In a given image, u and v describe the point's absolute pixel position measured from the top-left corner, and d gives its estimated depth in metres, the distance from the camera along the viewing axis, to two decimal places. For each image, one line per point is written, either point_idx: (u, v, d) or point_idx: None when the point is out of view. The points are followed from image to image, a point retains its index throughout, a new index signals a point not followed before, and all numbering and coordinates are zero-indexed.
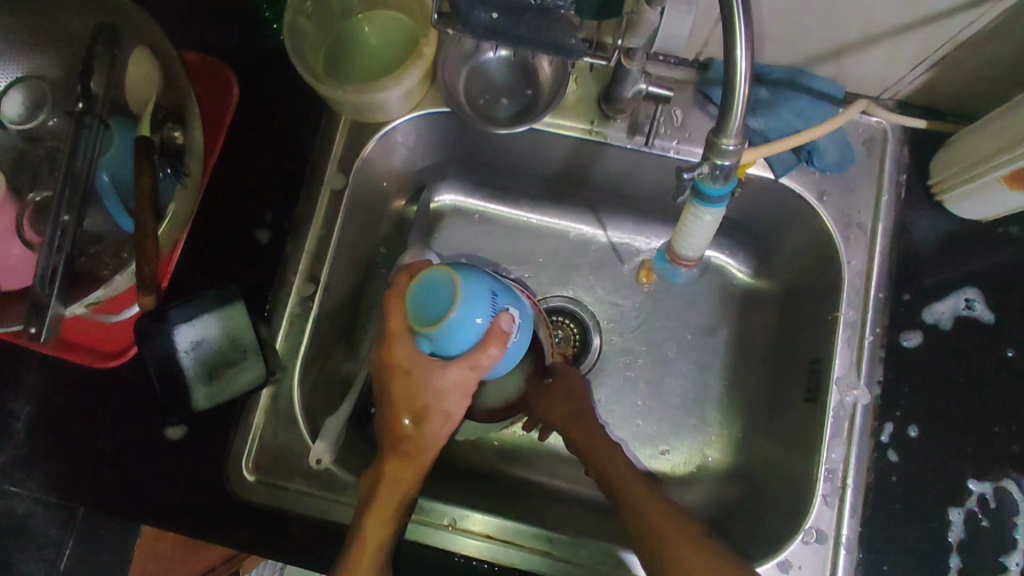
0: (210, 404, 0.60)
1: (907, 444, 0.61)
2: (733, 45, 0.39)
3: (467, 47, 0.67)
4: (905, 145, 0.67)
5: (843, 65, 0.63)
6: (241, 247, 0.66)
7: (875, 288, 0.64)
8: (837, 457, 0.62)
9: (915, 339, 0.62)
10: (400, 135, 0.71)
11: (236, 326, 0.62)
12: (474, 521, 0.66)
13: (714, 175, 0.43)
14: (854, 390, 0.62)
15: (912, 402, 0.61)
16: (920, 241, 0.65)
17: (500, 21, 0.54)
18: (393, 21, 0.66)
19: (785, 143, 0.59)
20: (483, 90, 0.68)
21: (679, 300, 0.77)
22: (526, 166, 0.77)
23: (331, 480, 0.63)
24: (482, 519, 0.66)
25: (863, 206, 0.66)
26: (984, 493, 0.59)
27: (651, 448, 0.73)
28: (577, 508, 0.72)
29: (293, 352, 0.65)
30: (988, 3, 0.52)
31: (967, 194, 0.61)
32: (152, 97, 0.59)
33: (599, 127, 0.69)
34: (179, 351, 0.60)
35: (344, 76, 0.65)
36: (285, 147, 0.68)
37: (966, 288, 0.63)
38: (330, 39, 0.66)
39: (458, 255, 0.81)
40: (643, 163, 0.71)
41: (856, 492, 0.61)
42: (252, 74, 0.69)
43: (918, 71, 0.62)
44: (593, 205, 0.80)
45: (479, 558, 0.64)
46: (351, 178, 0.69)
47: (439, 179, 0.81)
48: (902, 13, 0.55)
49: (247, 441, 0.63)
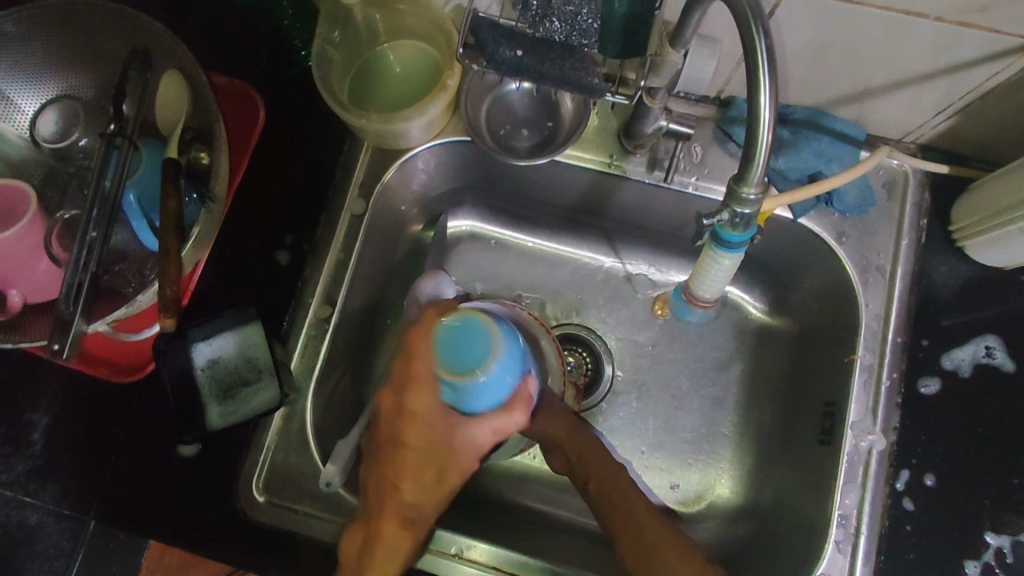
0: (223, 422, 0.61)
1: (923, 493, 0.59)
2: (756, 92, 0.39)
3: (491, 80, 0.68)
4: (926, 189, 0.66)
5: (866, 108, 0.63)
6: (261, 268, 0.67)
7: (893, 332, 0.64)
8: (851, 503, 0.61)
9: (933, 386, 0.62)
10: (422, 161, 0.72)
11: (252, 346, 0.63)
12: (474, 550, 0.65)
13: (733, 222, 0.43)
14: (869, 435, 0.62)
15: (929, 451, 0.60)
16: (940, 286, 0.64)
17: (524, 58, 0.57)
18: (419, 51, 0.67)
19: (805, 191, 0.58)
20: (505, 121, 0.69)
21: (694, 335, 0.76)
22: (545, 196, 0.78)
23: (339, 504, 0.64)
24: (481, 548, 0.66)
25: (882, 249, 0.66)
26: (1002, 547, 0.57)
27: (660, 481, 0.72)
28: (584, 540, 0.71)
29: (308, 373, 0.66)
30: (1015, 55, 0.52)
31: (989, 242, 0.61)
32: (180, 119, 0.61)
33: (618, 161, 0.69)
34: (195, 367, 0.61)
35: (369, 104, 0.66)
36: (309, 170, 0.69)
37: (987, 335, 0.62)
38: (357, 67, 0.67)
39: (474, 280, 0.82)
40: (662, 198, 0.71)
41: (869, 540, 0.60)
42: (280, 99, 0.70)
43: (942, 116, 0.62)
44: (610, 236, 0.80)
45: None
46: (371, 203, 0.70)
47: (458, 205, 0.81)
48: (927, 61, 0.55)
49: (258, 461, 0.64)
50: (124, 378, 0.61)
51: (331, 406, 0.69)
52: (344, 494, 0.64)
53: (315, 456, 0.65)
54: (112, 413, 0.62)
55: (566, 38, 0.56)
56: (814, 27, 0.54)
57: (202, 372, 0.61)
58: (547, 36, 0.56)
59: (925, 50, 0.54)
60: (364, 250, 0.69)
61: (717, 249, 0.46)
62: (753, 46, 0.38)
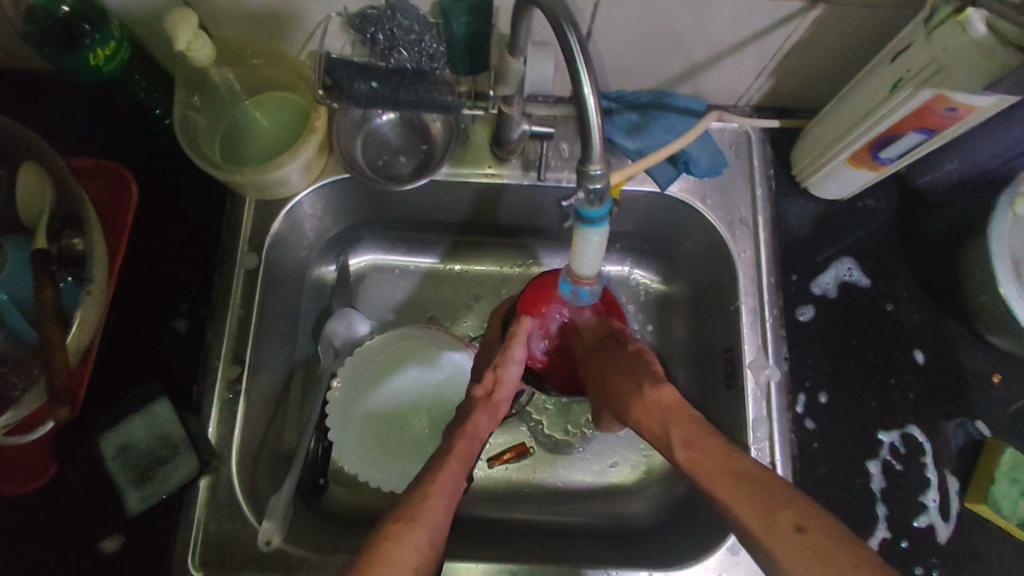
0: (144, 505, 0.60)
1: (820, 409, 0.66)
2: (576, 66, 0.43)
3: (357, 115, 0.70)
4: (766, 143, 0.73)
5: (698, 82, 0.70)
6: (158, 342, 0.67)
7: (767, 274, 0.69)
8: (763, 435, 0.64)
9: (809, 312, 0.68)
10: (308, 206, 0.74)
11: (162, 424, 0.62)
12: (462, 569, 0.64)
13: (590, 199, 0.47)
14: (766, 369, 0.66)
15: (817, 369, 0.67)
16: (797, 226, 0.72)
17: (381, 89, 0.61)
18: (282, 100, 0.69)
19: (645, 160, 0.64)
20: (379, 152, 0.72)
21: (618, 287, 0.81)
22: (436, 217, 0.81)
23: (285, 560, 0.62)
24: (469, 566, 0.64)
25: (741, 203, 0.72)
26: (894, 441, 0.65)
27: (600, 463, 0.78)
28: (537, 532, 0.74)
29: (226, 438, 0.65)
30: (795, 19, 0.59)
31: (824, 178, 0.68)
32: (44, 209, 0.59)
33: (496, 170, 0.73)
34: (105, 458, 0.60)
35: (240, 158, 0.68)
36: (193, 239, 0.71)
37: (844, 259, 0.70)
38: (223, 123, 0.68)
39: (384, 310, 0.83)
40: (542, 196, 0.76)
41: (784, 465, 0.64)
42: (152, 173, 0.71)
43: (762, 78, 0.69)
44: (510, 239, 0.84)
45: None
46: (264, 256, 0.70)
47: (355, 243, 0.83)
48: (731, 33, 0.62)
49: (190, 538, 0.62)
50: (25, 485, 0.61)
51: (446, 438, 0.63)
52: (289, 549, 0.63)
53: (249, 516, 0.63)
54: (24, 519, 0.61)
55: (417, 64, 0.60)
56: (631, 16, 0.60)
57: (114, 460, 0.60)
58: (399, 65, 0.60)
59: (729, 24, 0.61)
60: (263, 302, 0.70)
61: (583, 227, 0.50)
62: (565, 37, 0.43)
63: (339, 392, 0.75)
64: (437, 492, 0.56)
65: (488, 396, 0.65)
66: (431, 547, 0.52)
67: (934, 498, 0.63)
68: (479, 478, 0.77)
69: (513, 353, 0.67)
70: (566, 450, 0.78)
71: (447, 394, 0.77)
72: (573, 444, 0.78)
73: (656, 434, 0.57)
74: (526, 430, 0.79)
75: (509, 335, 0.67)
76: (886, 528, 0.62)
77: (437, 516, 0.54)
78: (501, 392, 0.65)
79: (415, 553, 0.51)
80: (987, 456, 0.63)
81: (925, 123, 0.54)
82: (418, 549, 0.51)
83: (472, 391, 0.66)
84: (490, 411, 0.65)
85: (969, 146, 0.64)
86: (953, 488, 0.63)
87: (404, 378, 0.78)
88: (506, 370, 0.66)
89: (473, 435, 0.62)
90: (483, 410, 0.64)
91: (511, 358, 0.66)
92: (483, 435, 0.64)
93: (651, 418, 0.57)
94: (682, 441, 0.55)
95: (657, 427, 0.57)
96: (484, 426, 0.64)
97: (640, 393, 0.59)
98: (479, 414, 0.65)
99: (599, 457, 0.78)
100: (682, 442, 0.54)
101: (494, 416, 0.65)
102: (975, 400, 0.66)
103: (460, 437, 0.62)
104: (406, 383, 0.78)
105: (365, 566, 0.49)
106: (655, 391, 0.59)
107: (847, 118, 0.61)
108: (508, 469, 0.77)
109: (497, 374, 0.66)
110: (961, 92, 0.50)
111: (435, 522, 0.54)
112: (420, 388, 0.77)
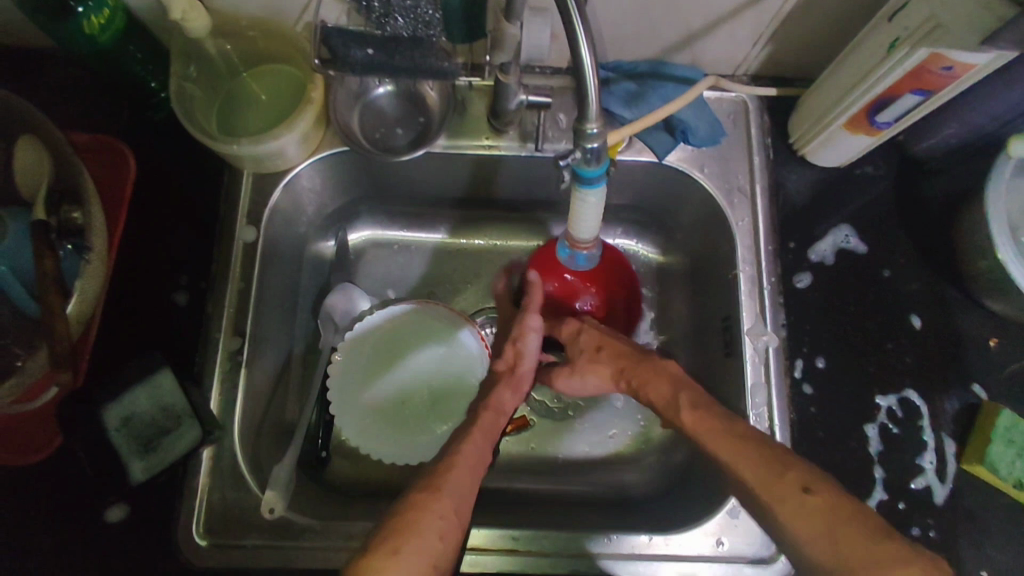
0: (148, 476, 0.60)
1: (818, 374, 0.66)
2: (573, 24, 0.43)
3: (354, 87, 0.70)
4: (764, 112, 0.73)
5: (695, 50, 0.70)
6: (159, 315, 0.68)
7: (765, 243, 0.69)
8: (761, 401, 0.65)
9: (806, 279, 0.69)
10: (306, 180, 0.74)
11: (164, 395, 0.62)
12: (476, 536, 0.64)
13: (587, 159, 0.48)
14: (764, 335, 0.66)
15: (814, 336, 0.67)
16: (795, 194, 0.72)
17: (376, 56, 0.59)
18: (279, 73, 0.69)
19: (641, 122, 0.64)
20: (377, 125, 0.72)
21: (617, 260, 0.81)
22: (434, 191, 0.81)
23: (288, 528, 0.63)
24: (482, 533, 0.64)
25: (739, 171, 0.71)
26: (891, 406, 0.65)
27: (600, 434, 0.78)
28: (538, 502, 0.74)
29: (227, 409, 0.66)
30: None
31: (822, 145, 0.68)
32: (43, 182, 0.58)
33: (493, 142, 0.73)
34: (108, 429, 0.60)
35: (237, 131, 0.68)
36: (192, 212, 0.71)
37: (842, 226, 0.71)
38: (220, 97, 0.69)
39: (383, 285, 0.84)
40: (540, 168, 0.75)
41: (783, 430, 0.64)
42: (150, 148, 0.72)
43: (759, 46, 0.69)
44: (509, 213, 0.85)
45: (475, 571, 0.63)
46: (263, 230, 0.70)
47: (354, 218, 0.83)
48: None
49: (194, 507, 0.63)
50: (33, 455, 0.61)
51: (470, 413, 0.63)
52: (292, 518, 0.63)
53: (252, 485, 0.64)
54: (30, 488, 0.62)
55: (413, 32, 0.60)
56: None
57: (117, 430, 0.60)
58: (394, 33, 0.59)
59: None
60: (263, 275, 0.70)
61: (580, 187, 0.51)
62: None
63: (340, 366, 0.74)
64: (462, 463, 0.54)
65: (510, 369, 0.66)
66: (458, 516, 0.50)
67: (931, 461, 0.64)
68: None
69: (530, 322, 0.66)
70: (566, 422, 0.79)
71: (465, 380, 0.76)
72: (573, 416, 0.79)
73: (659, 400, 0.59)
74: (526, 403, 0.79)
75: (525, 306, 0.67)
76: (883, 491, 0.63)
77: (461, 486, 0.53)
78: (523, 363, 0.65)
79: (443, 521, 0.49)
80: (983, 419, 0.64)
81: (922, 83, 0.54)
82: (445, 517, 0.49)
83: (494, 365, 0.66)
84: (513, 385, 0.65)
85: (967, 111, 0.63)
86: (949, 450, 0.64)
87: (417, 362, 0.77)
88: (525, 342, 0.66)
89: (498, 407, 0.62)
90: (506, 384, 0.65)
91: (527, 327, 0.66)
92: (507, 409, 0.64)
93: (653, 386, 0.60)
94: (687, 402, 0.56)
95: (660, 395, 0.59)
96: (509, 401, 0.64)
97: (647, 360, 0.62)
98: (501, 388, 0.64)
99: (599, 428, 0.78)
100: (688, 403, 0.56)
101: (517, 389, 0.65)
102: (972, 364, 0.67)
103: (483, 410, 0.62)
104: (419, 366, 0.77)
105: (388, 534, 0.47)
106: (657, 361, 0.61)
107: (843, 82, 0.61)
108: (508, 441, 0.78)
109: (518, 349, 0.66)
110: (959, 49, 0.50)
111: (461, 491, 0.52)
112: (436, 372, 0.76)
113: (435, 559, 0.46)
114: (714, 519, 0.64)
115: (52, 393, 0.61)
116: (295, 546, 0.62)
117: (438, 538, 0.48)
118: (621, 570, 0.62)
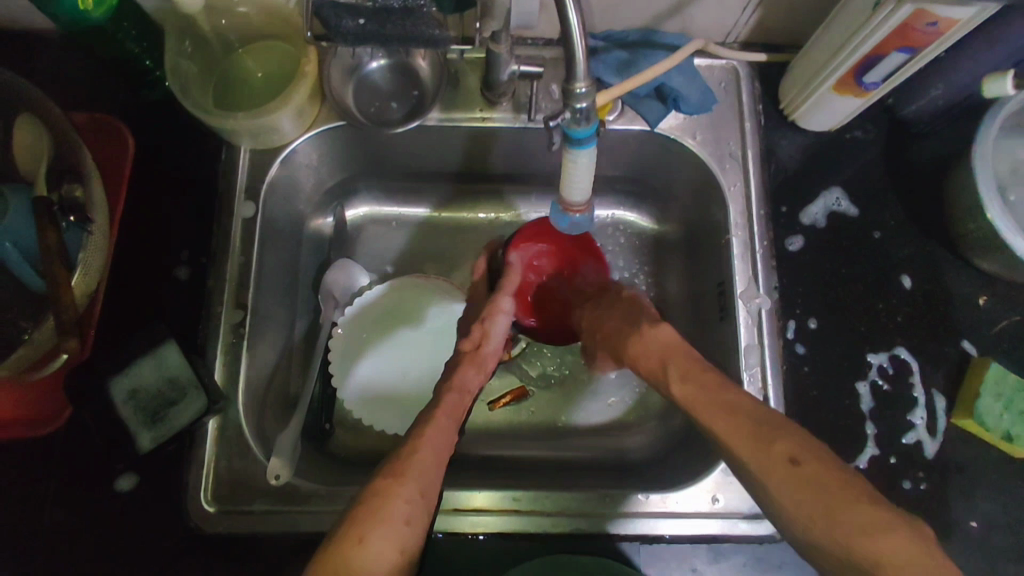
0: (156, 445, 0.62)
1: (810, 335, 0.67)
2: None
3: (349, 61, 0.71)
4: (755, 78, 0.73)
5: (685, 18, 0.70)
6: (162, 290, 0.69)
7: (757, 206, 0.70)
8: (754, 362, 0.66)
9: (798, 242, 0.70)
10: (303, 156, 0.74)
11: (170, 366, 0.64)
12: (479, 498, 0.65)
13: (576, 119, 0.50)
14: (756, 298, 0.67)
15: (806, 298, 0.68)
16: (787, 159, 0.72)
17: (367, 25, 0.60)
18: (274, 48, 0.70)
19: (631, 82, 0.64)
20: (371, 99, 0.73)
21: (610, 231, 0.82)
22: (430, 166, 0.82)
23: (293, 494, 0.64)
24: (485, 495, 0.65)
25: (731, 137, 0.72)
26: (882, 363, 0.66)
27: (598, 402, 0.80)
28: (538, 467, 0.76)
29: (231, 380, 0.67)
30: None
31: (812, 109, 0.69)
32: (43, 160, 0.59)
33: (486, 113, 0.74)
34: (117, 402, 0.62)
35: (234, 107, 0.69)
36: (191, 188, 0.72)
37: (834, 189, 0.71)
38: (216, 74, 0.70)
39: (381, 260, 0.84)
40: (534, 140, 0.76)
41: (776, 390, 0.65)
42: (149, 127, 0.73)
43: (749, 11, 0.69)
44: (505, 187, 0.85)
45: (480, 532, 0.64)
46: (261, 205, 0.71)
47: (352, 195, 0.84)
48: None
49: (201, 474, 0.64)
50: (42, 428, 0.63)
51: (434, 394, 0.62)
52: (297, 484, 0.65)
53: (258, 453, 0.65)
54: (42, 458, 0.63)
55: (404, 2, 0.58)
56: None
57: (124, 402, 0.62)
58: (385, 3, 0.58)
59: None
60: (262, 250, 0.71)
61: (570, 147, 0.53)
62: None
63: (338, 342, 0.76)
64: (426, 447, 0.54)
65: (476, 349, 0.66)
66: (424, 497, 0.51)
67: (921, 416, 0.65)
68: (480, 419, 0.79)
69: (499, 306, 0.68)
70: (564, 391, 0.80)
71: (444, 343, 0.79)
72: (572, 385, 0.80)
73: (652, 370, 0.59)
74: (524, 373, 0.80)
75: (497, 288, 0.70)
76: (875, 446, 0.64)
77: (427, 468, 0.53)
78: (488, 344, 0.66)
79: (409, 506, 0.50)
80: (973, 375, 0.65)
81: (908, 41, 0.55)
82: (412, 501, 0.50)
83: (460, 346, 0.66)
84: (476, 364, 0.65)
85: (953, 70, 0.64)
86: (939, 406, 0.65)
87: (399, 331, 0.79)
88: (492, 323, 0.67)
89: (462, 388, 0.62)
90: (469, 363, 0.64)
91: (497, 310, 0.68)
92: (473, 388, 0.64)
93: (644, 358, 0.60)
94: (679, 376, 0.56)
95: (651, 366, 0.59)
96: (470, 379, 0.63)
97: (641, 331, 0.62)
98: (465, 367, 0.64)
99: (596, 396, 0.80)
100: (679, 376, 0.56)
101: (480, 368, 0.65)
102: (962, 322, 0.68)
103: (448, 391, 0.61)
104: (404, 336, 0.78)
105: (358, 521, 0.47)
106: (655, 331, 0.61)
107: (830, 44, 0.62)
108: (507, 411, 0.79)
109: (485, 328, 0.67)
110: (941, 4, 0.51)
111: (424, 473, 0.52)
112: (416, 339, 0.79)
113: (401, 546, 0.47)
114: (710, 477, 0.66)
115: (55, 364, 0.60)
116: (301, 511, 0.63)
117: (403, 523, 0.48)
118: (619, 528, 0.64)
